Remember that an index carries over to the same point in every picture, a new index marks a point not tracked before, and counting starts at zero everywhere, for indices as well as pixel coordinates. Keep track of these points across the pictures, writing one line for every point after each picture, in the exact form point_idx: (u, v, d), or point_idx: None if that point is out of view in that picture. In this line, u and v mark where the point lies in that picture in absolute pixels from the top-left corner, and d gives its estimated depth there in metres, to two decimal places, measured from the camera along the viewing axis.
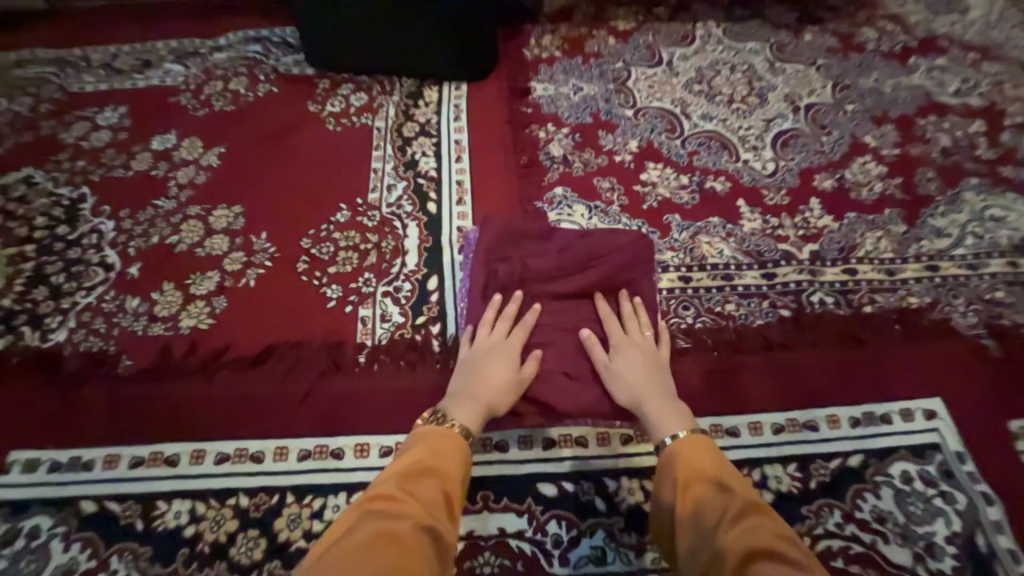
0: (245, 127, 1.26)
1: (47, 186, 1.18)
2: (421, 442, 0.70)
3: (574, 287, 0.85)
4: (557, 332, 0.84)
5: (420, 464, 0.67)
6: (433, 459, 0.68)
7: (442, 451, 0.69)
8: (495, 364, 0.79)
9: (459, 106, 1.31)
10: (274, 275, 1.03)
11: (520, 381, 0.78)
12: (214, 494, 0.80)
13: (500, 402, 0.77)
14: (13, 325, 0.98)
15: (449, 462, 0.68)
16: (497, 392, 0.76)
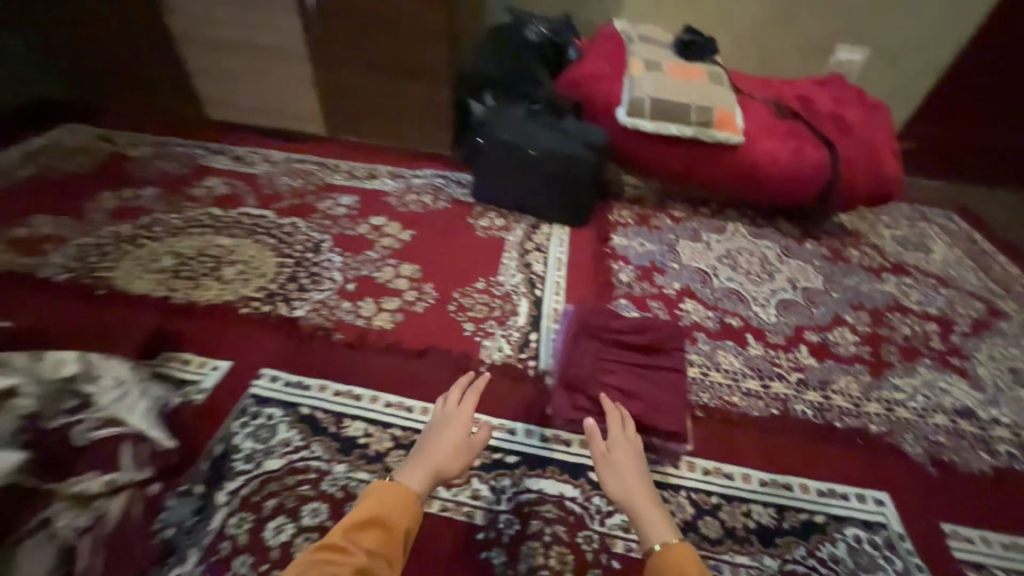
0: (428, 223, 1.98)
1: (305, 230, 1.88)
2: (375, 497, 0.91)
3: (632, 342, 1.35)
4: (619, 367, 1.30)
5: (373, 516, 0.87)
6: (381, 513, 0.88)
7: (393, 505, 0.89)
8: (448, 434, 1.06)
9: (563, 238, 2.00)
10: (434, 308, 1.59)
11: (467, 442, 1.06)
12: (381, 422, 1.24)
13: (451, 460, 1.02)
14: (273, 300, 1.56)
15: (397, 515, 0.88)
16: (449, 454, 1.03)
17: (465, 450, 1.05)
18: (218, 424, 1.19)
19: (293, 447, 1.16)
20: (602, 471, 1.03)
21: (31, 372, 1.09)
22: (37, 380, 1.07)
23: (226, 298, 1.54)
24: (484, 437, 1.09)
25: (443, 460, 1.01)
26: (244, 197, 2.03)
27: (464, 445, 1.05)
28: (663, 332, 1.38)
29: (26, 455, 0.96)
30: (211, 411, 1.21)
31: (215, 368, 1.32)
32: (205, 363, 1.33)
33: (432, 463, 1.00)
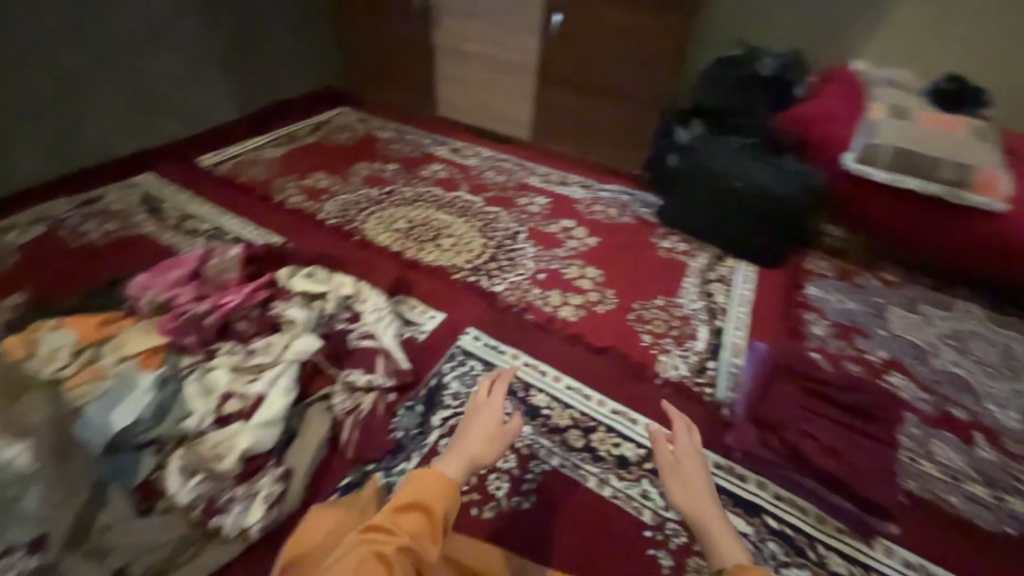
0: (612, 234, 2.08)
1: (505, 219, 2.11)
2: (414, 483, 0.84)
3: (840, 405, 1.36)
4: (824, 424, 1.32)
5: (412, 499, 0.81)
6: (423, 496, 0.82)
7: (436, 489, 0.83)
8: (478, 425, 1.02)
9: (749, 277, 1.94)
10: (614, 313, 1.67)
11: (500, 432, 1.02)
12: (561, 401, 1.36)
13: (487, 448, 0.97)
14: (477, 272, 1.79)
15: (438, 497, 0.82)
16: (484, 445, 0.97)
17: (498, 439, 1.01)
18: (433, 362, 1.42)
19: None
20: (668, 481, 0.96)
21: (328, 283, 1.40)
22: (333, 290, 1.39)
23: (442, 262, 1.82)
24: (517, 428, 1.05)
25: (477, 446, 0.96)
26: (458, 182, 2.35)
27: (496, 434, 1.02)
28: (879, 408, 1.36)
29: (323, 342, 1.26)
30: (428, 350, 1.46)
31: (433, 316, 1.57)
32: (425, 311, 1.59)
33: (465, 451, 0.94)
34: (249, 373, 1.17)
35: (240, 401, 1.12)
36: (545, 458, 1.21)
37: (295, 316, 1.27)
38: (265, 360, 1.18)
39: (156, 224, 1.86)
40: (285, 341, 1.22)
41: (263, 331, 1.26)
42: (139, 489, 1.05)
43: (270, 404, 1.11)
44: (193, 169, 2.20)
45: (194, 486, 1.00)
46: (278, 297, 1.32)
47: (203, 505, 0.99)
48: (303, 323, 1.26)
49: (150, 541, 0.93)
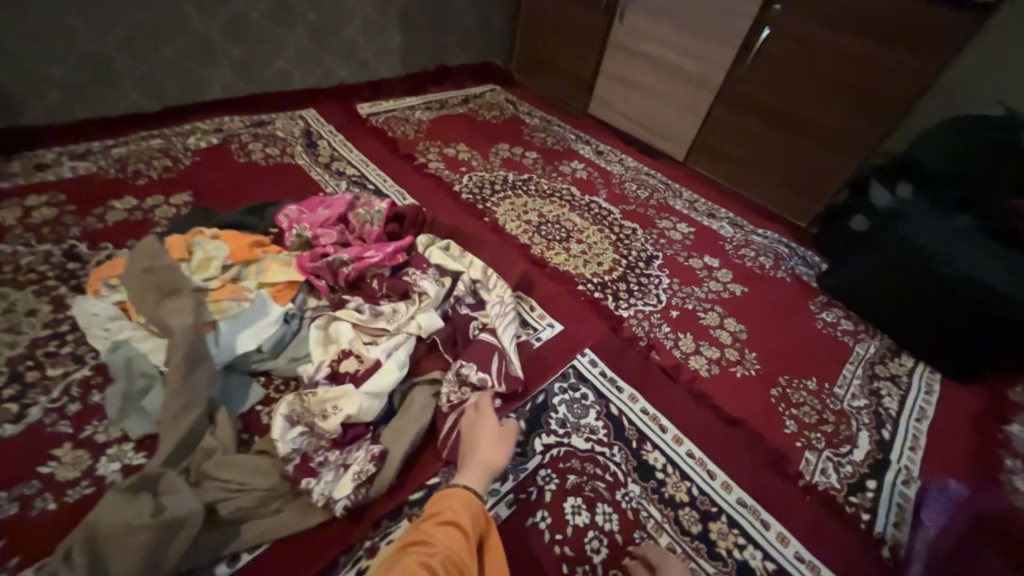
0: (761, 287, 1.79)
1: (642, 239, 1.90)
2: (442, 504, 0.81)
3: None
4: None
5: (441, 517, 0.77)
6: (455, 514, 0.78)
7: (465, 508, 0.80)
8: (481, 435, 0.98)
9: (931, 385, 1.56)
10: (754, 382, 1.42)
11: (497, 433, 0.99)
12: (679, 469, 1.15)
13: (495, 452, 0.94)
14: (604, 290, 1.62)
15: (466, 515, 0.79)
16: (489, 450, 0.94)
17: (504, 439, 0.98)
18: (544, 375, 1.28)
19: (596, 438, 1.17)
20: None
21: (462, 261, 1.33)
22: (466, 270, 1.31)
23: (568, 269, 1.67)
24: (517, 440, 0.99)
25: (484, 452, 0.93)
26: (596, 186, 2.18)
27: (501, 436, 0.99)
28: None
29: (444, 325, 1.19)
30: (540, 361, 1.32)
31: (551, 325, 1.43)
32: (544, 317, 1.46)
33: (480, 460, 0.91)
34: (369, 335, 1.13)
35: (357, 362, 1.07)
36: (653, 533, 1.03)
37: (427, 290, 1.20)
38: (387, 326, 1.13)
39: (309, 158, 1.93)
40: (411, 311, 1.17)
41: (391, 296, 1.21)
42: (242, 418, 1.02)
43: (384, 374, 1.04)
44: (350, 114, 2.27)
45: (295, 438, 0.94)
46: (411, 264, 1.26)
47: (298, 461, 0.92)
48: (432, 297, 1.19)
49: (242, 482, 0.88)
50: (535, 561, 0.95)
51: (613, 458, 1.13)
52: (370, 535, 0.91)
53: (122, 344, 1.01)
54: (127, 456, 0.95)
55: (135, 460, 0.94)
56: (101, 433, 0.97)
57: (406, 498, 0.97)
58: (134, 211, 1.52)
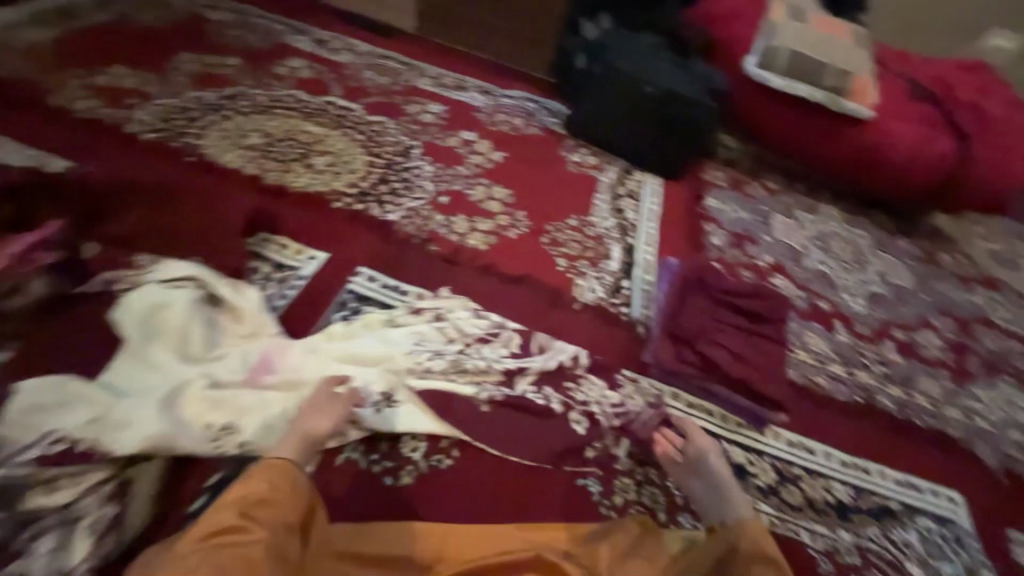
0: (518, 148, 1.86)
1: (393, 132, 1.77)
2: (256, 476, 0.80)
3: (745, 308, 1.34)
4: (732, 329, 1.31)
5: (256, 496, 0.78)
6: (270, 490, 0.79)
7: (279, 479, 0.81)
8: (311, 401, 0.93)
9: (656, 189, 1.89)
10: (527, 237, 1.53)
11: (333, 398, 0.94)
12: (507, 398, 1.11)
13: (321, 418, 0.91)
14: (367, 200, 1.50)
15: (289, 489, 0.81)
16: (313, 417, 0.91)
17: (335, 406, 0.93)
18: (322, 312, 1.19)
19: (399, 400, 1.03)
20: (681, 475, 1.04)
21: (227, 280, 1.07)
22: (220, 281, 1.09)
23: (320, 190, 1.49)
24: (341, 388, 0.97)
25: (304, 416, 0.90)
26: (329, 84, 1.89)
27: (692, 468, 1.03)
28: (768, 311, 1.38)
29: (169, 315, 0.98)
30: (288, 324, 1.15)
31: (313, 258, 1.30)
32: (303, 251, 1.30)
33: (299, 427, 0.89)
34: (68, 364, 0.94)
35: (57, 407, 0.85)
36: (463, 409, 1.07)
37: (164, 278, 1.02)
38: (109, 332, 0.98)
39: None
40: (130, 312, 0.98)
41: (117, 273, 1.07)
42: None
43: (91, 400, 0.86)
44: None
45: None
46: (103, 267, 1.06)
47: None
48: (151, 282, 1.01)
49: None
50: (357, 487, 0.96)
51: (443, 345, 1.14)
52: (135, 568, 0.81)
53: None
54: None
55: None
56: None
57: (184, 513, 0.86)
58: None
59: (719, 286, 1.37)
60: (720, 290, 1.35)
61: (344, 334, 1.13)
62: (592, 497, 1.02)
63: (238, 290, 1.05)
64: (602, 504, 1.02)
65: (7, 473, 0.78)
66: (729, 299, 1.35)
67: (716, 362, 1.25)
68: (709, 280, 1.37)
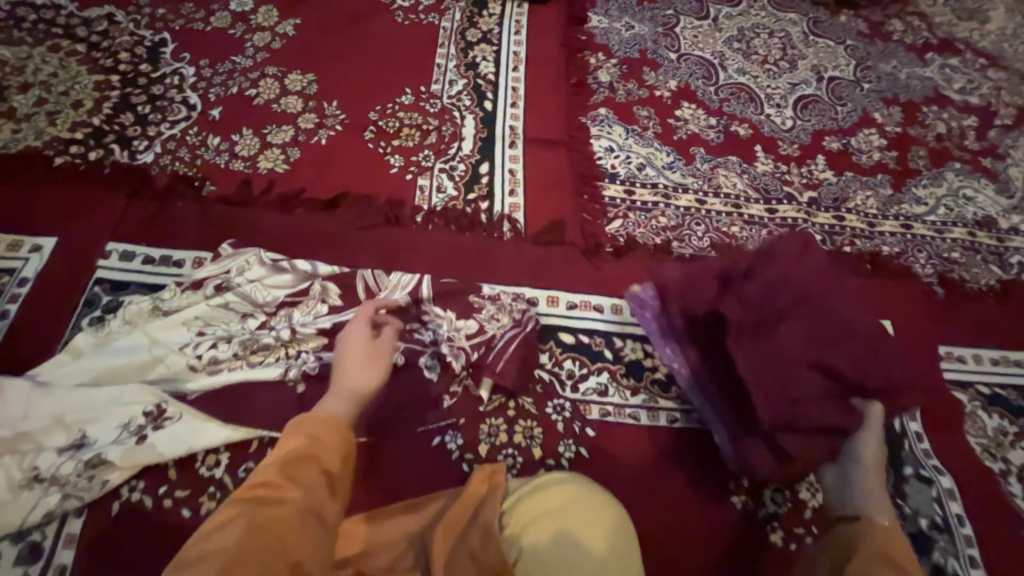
0: (319, 6, 1.33)
1: (129, 27, 1.23)
2: (300, 433, 0.69)
3: (786, 304, 0.81)
4: (813, 361, 0.78)
5: (302, 450, 0.67)
6: (316, 444, 0.69)
7: (324, 434, 0.70)
8: (349, 344, 0.83)
9: (520, 22, 1.41)
10: (344, 137, 1.15)
11: (375, 350, 0.84)
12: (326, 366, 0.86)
13: (364, 372, 0.80)
14: (103, 142, 1.07)
15: (332, 447, 0.70)
16: (353, 369, 0.80)
17: (381, 356, 0.83)
18: (61, 321, 0.88)
19: (172, 415, 0.78)
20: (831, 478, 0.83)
21: None
22: None
23: (31, 144, 1.05)
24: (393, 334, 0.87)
25: (354, 371, 0.80)
26: None
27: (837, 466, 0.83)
28: (813, 279, 0.83)
29: None
30: (12, 353, 0.85)
31: (37, 249, 0.94)
32: (19, 243, 0.94)
33: (345, 383, 0.78)
34: None
35: None
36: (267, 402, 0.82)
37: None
38: None
39: None
40: None
41: None
42: None
43: None
44: None
45: None
46: None
47: None
48: None
49: None
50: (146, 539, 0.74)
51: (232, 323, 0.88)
52: None
53: None
54: None
55: None
56: None
57: None
58: None
59: (740, 303, 0.82)
60: (749, 309, 0.81)
61: (96, 344, 0.83)
62: (452, 455, 0.86)
63: None
64: (464, 461, 0.85)
65: None
66: (762, 305, 0.81)
67: (841, 422, 0.78)
68: (729, 306, 0.81)
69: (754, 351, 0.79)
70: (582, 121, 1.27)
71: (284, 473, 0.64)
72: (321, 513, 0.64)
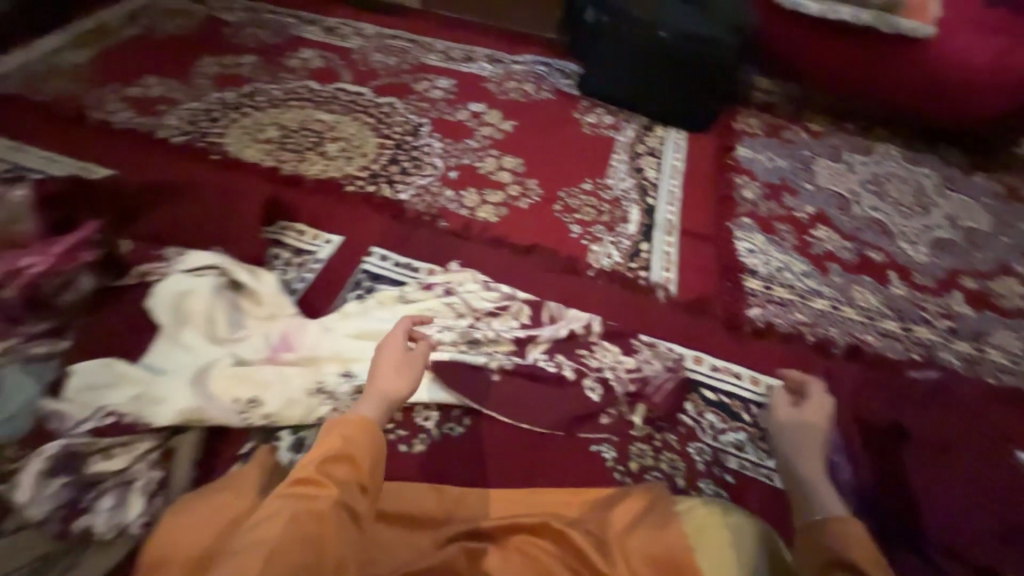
0: (530, 115, 1.80)
1: (403, 111, 1.76)
2: (336, 436, 0.73)
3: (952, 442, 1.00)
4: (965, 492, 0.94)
5: (335, 450, 0.71)
6: (349, 444, 0.72)
7: (354, 434, 0.73)
8: (386, 353, 0.89)
9: (679, 144, 1.77)
10: (540, 205, 1.49)
11: (402, 359, 0.90)
12: (513, 366, 1.10)
13: (397, 379, 0.86)
14: (378, 181, 1.51)
15: (363, 444, 0.73)
16: (385, 376, 0.85)
17: (410, 364, 0.89)
18: (336, 293, 1.22)
19: (409, 371, 1.05)
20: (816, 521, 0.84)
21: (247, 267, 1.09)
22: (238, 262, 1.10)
23: (333, 174, 1.51)
24: (427, 347, 0.94)
25: (385, 376, 0.85)
26: (339, 71, 1.90)
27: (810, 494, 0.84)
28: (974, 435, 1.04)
29: (201, 301, 1.00)
30: (304, 307, 1.19)
31: (329, 241, 1.33)
32: (318, 235, 1.34)
33: (376, 388, 0.83)
34: (98, 380, 0.89)
35: (121, 405, 0.87)
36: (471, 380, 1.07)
37: (189, 267, 1.05)
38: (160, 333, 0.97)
39: None
40: (169, 304, 0.99)
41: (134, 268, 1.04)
42: None
43: (130, 379, 0.90)
44: None
45: (54, 493, 0.80)
46: (133, 261, 1.04)
47: (61, 516, 0.79)
48: (187, 269, 1.04)
49: None
50: None
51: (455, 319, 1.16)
52: None
53: None
54: None
55: None
56: None
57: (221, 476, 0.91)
58: None
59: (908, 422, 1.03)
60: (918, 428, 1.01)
61: (359, 311, 1.15)
62: (607, 463, 1.00)
63: (256, 274, 1.09)
64: (616, 471, 0.99)
65: (68, 442, 0.82)
66: (935, 441, 1.00)
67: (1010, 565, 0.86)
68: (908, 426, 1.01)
69: (924, 467, 0.96)
70: (728, 224, 1.51)
71: (318, 472, 0.68)
72: (354, 510, 0.67)
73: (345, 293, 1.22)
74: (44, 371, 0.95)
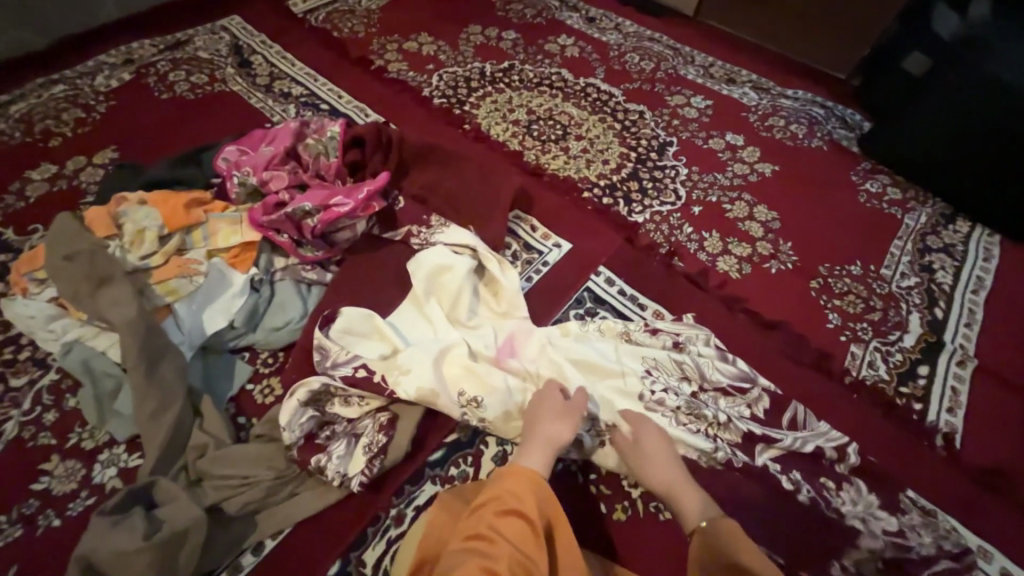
0: (795, 163, 1.53)
1: (651, 123, 1.62)
2: (505, 487, 0.72)
3: None
4: None
5: (502, 504, 0.70)
6: (517, 499, 0.71)
7: (520, 486, 0.72)
8: (544, 401, 0.87)
9: (989, 250, 1.38)
10: (793, 276, 1.26)
11: (566, 404, 0.87)
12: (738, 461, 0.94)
13: (559, 424, 0.84)
14: (615, 194, 1.40)
15: (528, 496, 0.72)
16: (550, 424, 0.83)
17: (574, 413, 0.86)
18: (557, 304, 1.16)
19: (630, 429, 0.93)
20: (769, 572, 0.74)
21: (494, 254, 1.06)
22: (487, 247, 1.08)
23: (571, 175, 1.44)
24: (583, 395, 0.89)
25: (548, 422, 0.83)
26: (592, 63, 1.80)
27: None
28: None
29: (453, 279, 1.00)
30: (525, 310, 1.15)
31: (558, 245, 1.26)
32: (548, 236, 1.28)
33: (541, 434, 0.82)
34: (358, 330, 0.94)
35: (372, 362, 0.90)
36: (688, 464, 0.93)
37: (449, 242, 1.06)
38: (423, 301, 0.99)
39: (245, 81, 1.60)
40: (431, 274, 1.01)
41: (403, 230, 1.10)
42: (233, 402, 0.94)
43: (383, 336, 0.94)
44: (282, 14, 1.82)
45: (303, 422, 0.85)
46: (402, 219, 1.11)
47: (302, 443, 0.85)
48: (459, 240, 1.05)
49: (241, 476, 0.82)
50: (572, 502, 0.92)
51: (681, 382, 1.01)
52: (392, 504, 0.86)
53: (74, 345, 0.91)
54: (90, 433, 0.89)
55: (131, 462, 0.87)
56: (87, 440, 0.89)
57: (426, 459, 0.90)
58: (57, 180, 1.30)
59: None
60: None
61: (579, 334, 1.04)
62: None
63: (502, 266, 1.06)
64: None
65: (328, 381, 0.87)
66: None
67: None
68: None
69: None
70: None
71: (488, 527, 0.67)
72: (531, 565, 0.64)
73: (568, 308, 1.16)
74: (309, 297, 1.03)
